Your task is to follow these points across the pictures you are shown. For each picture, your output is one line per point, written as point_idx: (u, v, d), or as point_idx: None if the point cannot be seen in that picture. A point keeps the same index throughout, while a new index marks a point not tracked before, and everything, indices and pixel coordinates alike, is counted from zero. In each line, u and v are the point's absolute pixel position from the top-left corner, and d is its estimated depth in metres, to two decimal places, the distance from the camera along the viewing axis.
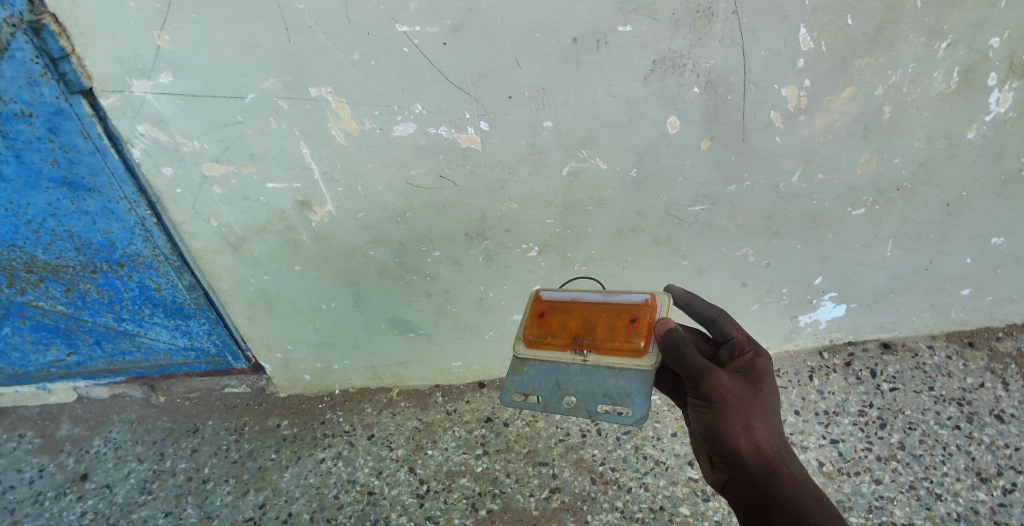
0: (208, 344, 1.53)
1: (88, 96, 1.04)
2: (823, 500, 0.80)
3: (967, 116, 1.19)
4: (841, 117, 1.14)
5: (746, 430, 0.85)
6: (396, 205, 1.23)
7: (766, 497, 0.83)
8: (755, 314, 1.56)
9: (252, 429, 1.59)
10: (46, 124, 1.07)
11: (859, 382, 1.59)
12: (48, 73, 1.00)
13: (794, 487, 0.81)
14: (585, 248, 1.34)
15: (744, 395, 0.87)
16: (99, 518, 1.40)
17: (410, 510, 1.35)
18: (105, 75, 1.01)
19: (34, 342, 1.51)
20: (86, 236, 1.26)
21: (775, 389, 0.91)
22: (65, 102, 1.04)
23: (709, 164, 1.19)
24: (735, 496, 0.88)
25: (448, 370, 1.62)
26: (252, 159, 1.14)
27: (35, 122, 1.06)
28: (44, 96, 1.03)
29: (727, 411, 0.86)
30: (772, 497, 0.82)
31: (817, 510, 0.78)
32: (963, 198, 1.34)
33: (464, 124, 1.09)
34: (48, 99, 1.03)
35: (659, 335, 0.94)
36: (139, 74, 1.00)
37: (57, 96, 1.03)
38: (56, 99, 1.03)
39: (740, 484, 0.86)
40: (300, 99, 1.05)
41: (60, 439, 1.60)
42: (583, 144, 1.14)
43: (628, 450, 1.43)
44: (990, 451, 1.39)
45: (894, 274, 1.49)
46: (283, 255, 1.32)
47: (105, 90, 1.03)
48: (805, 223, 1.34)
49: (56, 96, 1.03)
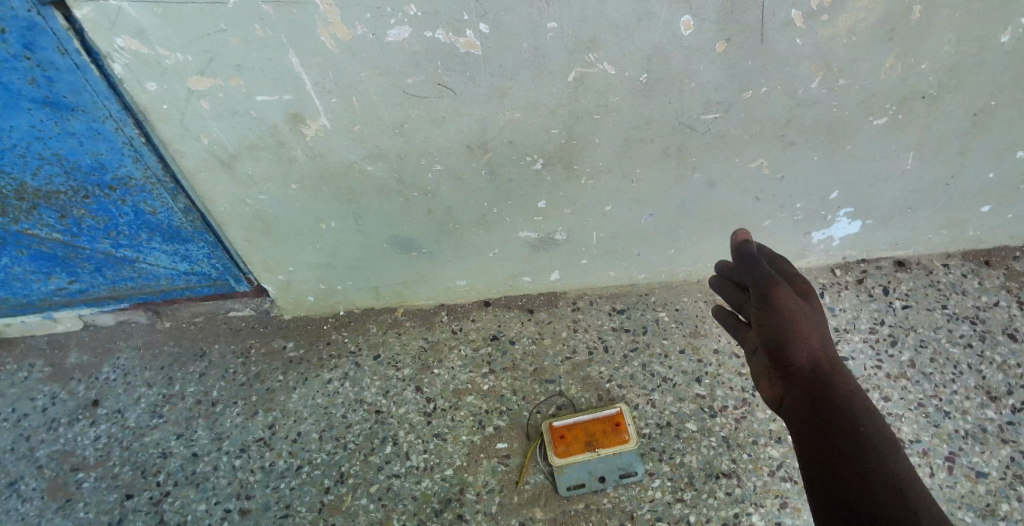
0: (209, 268, 1.52)
1: (62, 7, 0.95)
2: (898, 456, 0.64)
3: (1003, 17, 1.09)
4: (867, 16, 1.05)
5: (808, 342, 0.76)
6: (392, 117, 1.17)
7: (865, 478, 0.61)
8: (765, 231, 1.53)
9: (257, 352, 1.59)
10: (21, 40, 0.98)
11: (871, 299, 1.57)
12: None
13: (870, 432, 0.66)
14: (592, 160, 1.29)
15: (808, 316, 0.79)
16: (113, 442, 1.43)
17: (418, 428, 1.39)
18: None
19: (34, 271, 1.49)
20: (75, 159, 1.21)
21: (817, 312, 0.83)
22: (37, 14, 0.95)
23: (723, 69, 1.12)
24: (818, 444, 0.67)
25: (452, 288, 1.62)
26: (238, 71, 1.06)
27: (9, 38, 0.98)
28: (15, 9, 0.94)
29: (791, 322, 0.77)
30: (872, 476, 0.61)
31: (893, 460, 0.63)
32: (990, 108, 1.27)
33: (462, 27, 1.01)
34: (19, 12, 0.94)
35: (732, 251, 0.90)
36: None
37: (28, 9, 0.94)
38: (28, 12, 0.94)
39: (804, 422, 0.70)
40: (285, 3, 0.95)
41: (70, 367, 1.61)
42: (589, 47, 1.06)
43: (634, 367, 1.46)
44: (1002, 370, 1.38)
45: (910, 189, 1.45)
46: (279, 174, 1.28)
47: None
48: (822, 132, 1.28)
49: (28, 8, 0.94)
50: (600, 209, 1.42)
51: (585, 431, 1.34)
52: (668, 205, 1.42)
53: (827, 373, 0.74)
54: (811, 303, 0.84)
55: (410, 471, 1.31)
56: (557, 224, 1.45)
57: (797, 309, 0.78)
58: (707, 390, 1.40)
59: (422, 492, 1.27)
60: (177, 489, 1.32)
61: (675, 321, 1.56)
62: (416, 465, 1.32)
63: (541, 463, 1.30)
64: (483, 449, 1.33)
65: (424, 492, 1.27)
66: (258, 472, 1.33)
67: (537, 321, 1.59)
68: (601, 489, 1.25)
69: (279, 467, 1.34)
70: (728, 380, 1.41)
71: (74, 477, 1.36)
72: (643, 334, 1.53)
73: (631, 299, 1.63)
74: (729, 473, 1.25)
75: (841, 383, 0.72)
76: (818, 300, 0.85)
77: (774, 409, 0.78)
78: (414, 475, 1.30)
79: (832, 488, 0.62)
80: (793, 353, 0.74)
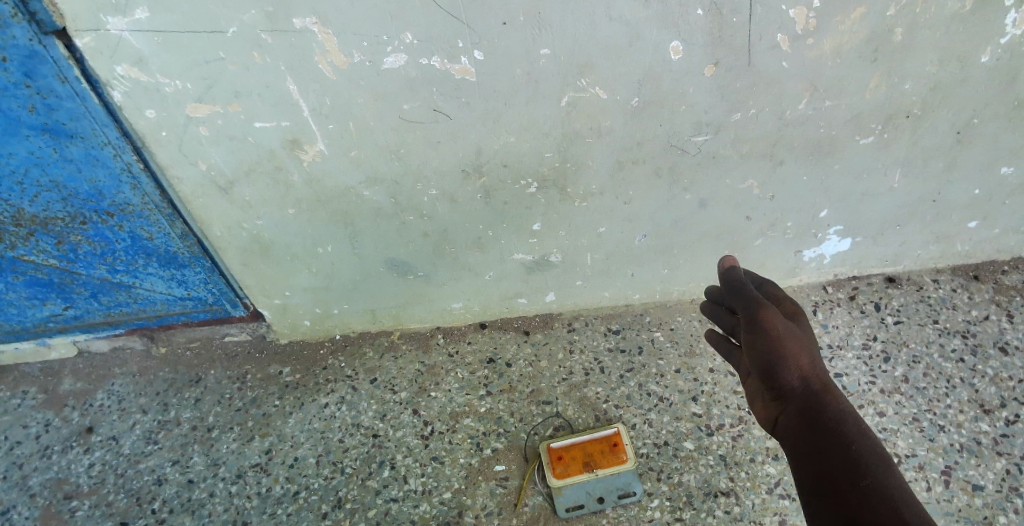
0: (205, 293, 1.52)
1: (63, 36, 0.96)
2: (893, 470, 0.65)
3: (981, 37, 1.12)
4: (851, 39, 1.08)
5: (798, 360, 0.77)
6: (389, 142, 1.18)
7: (860, 493, 0.62)
8: (758, 249, 1.54)
9: (254, 377, 1.59)
10: (21, 68, 0.99)
11: (864, 315, 1.58)
12: (18, 13, 0.92)
13: (863, 447, 0.67)
14: (585, 182, 1.31)
15: (796, 335, 0.81)
16: (107, 469, 1.41)
17: (416, 451, 1.38)
18: (78, 13, 0.92)
19: (30, 298, 1.49)
20: (73, 186, 1.21)
21: (809, 332, 0.85)
22: (38, 43, 0.96)
23: (713, 92, 1.14)
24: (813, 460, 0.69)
25: (448, 311, 1.63)
26: (237, 98, 1.07)
27: (9, 67, 0.98)
28: (16, 37, 0.95)
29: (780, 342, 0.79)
30: (866, 489, 0.62)
31: (887, 474, 0.64)
32: (973, 125, 1.30)
33: (456, 53, 1.03)
34: (20, 41, 0.95)
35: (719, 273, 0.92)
36: (113, 10, 0.92)
37: (30, 38, 0.95)
38: (29, 41, 0.95)
39: (800, 442, 0.71)
40: (283, 31, 0.97)
41: (63, 394, 1.60)
42: (582, 71, 1.08)
43: (631, 387, 1.47)
44: (994, 383, 1.40)
45: (899, 205, 1.47)
46: (276, 199, 1.29)
47: (79, 29, 0.94)
48: (812, 152, 1.30)
49: (29, 38, 0.95)
50: (594, 230, 1.43)
51: (583, 452, 1.33)
52: (662, 225, 1.44)
53: (817, 390, 0.75)
54: (799, 322, 0.87)
55: (409, 494, 1.30)
56: (552, 245, 1.46)
57: (785, 330, 0.80)
58: (703, 408, 1.40)
59: (421, 516, 1.26)
60: (172, 516, 1.31)
61: (670, 341, 1.57)
62: (414, 489, 1.31)
63: (539, 484, 1.30)
64: (481, 471, 1.33)
65: (423, 516, 1.26)
66: (254, 498, 1.33)
67: (534, 342, 1.61)
68: (599, 509, 1.25)
69: (276, 493, 1.33)
70: (724, 399, 1.42)
71: (68, 506, 1.35)
72: (638, 353, 1.54)
73: (626, 319, 1.64)
74: (727, 492, 1.25)
75: (832, 400, 0.74)
76: (806, 319, 0.87)
77: (771, 430, 0.79)
78: (412, 498, 1.29)
79: (831, 506, 0.63)
80: (782, 372, 0.76)
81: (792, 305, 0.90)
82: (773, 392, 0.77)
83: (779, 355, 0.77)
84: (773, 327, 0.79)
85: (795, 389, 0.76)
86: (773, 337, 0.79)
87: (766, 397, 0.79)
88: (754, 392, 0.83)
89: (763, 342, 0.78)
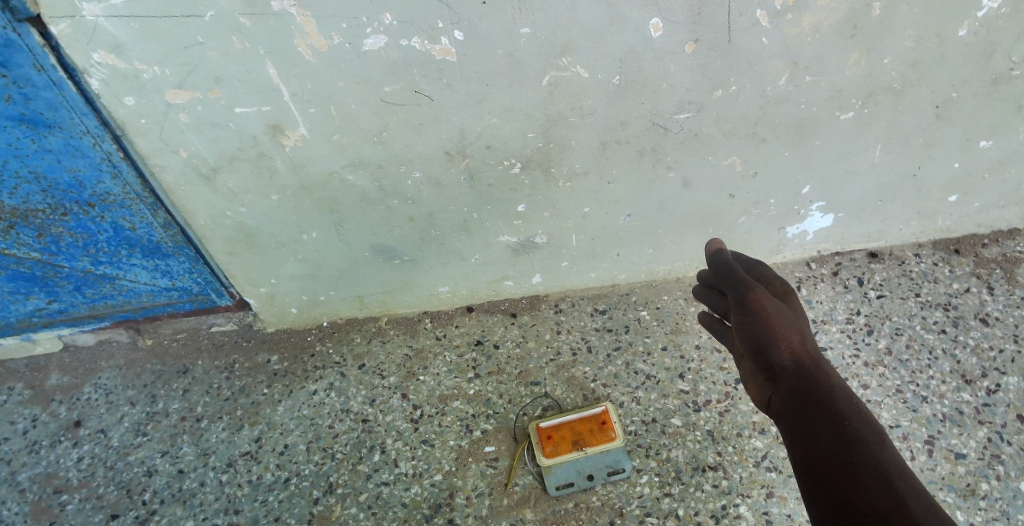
0: (190, 283, 1.51)
1: (37, 24, 0.94)
2: (887, 446, 0.65)
3: (959, 11, 1.13)
4: (829, 15, 1.08)
5: (789, 339, 0.80)
6: (371, 126, 1.18)
7: (853, 472, 0.62)
8: (742, 228, 1.56)
9: (242, 366, 1.58)
10: None
11: (847, 290, 1.60)
12: None
13: (857, 425, 0.68)
14: (569, 163, 1.31)
15: (786, 317, 0.84)
16: (96, 463, 1.41)
17: (406, 435, 1.39)
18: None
19: (12, 293, 1.47)
20: (53, 177, 1.19)
21: (802, 314, 0.87)
22: (12, 32, 0.94)
23: (693, 69, 1.14)
24: (803, 441, 0.69)
25: (435, 295, 1.63)
26: (217, 83, 1.06)
27: None
28: None
29: (770, 322, 0.82)
30: (859, 468, 0.62)
31: (881, 449, 0.65)
32: (952, 100, 1.31)
33: (437, 34, 1.02)
34: None
35: (712, 261, 0.97)
36: None
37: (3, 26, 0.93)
38: (3, 29, 0.93)
39: (791, 424, 0.72)
40: (262, 14, 0.96)
41: (50, 389, 1.58)
42: (563, 51, 1.08)
43: (619, 366, 1.48)
44: (975, 353, 1.43)
45: (881, 181, 1.49)
46: (259, 186, 1.28)
47: (54, 15, 0.92)
48: (793, 130, 1.31)
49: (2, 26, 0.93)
50: (579, 211, 1.44)
51: (572, 431, 1.35)
52: (645, 205, 1.44)
53: (809, 368, 0.76)
54: (791, 304, 0.88)
55: (400, 478, 1.31)
56: (537, 227, 1.47)
57: (773, 310, 0.84)
58: (690, 385, 1.42)
59: (412, 499, 1.27)
60: (164, 507, 1.31)
61: (656, 319, 1.58)
62: (405, 472, 1.32)
63: (529, 464, 1.31)
64: (471, 453, 1.34)
65: (414, 498, 1.27)
66: (245, 486, 1.33)
67: (521, 324, 1.61)
68: (589, 487, 1.26)
69: (266, 480, 1.33)
70: (711, 375, 1.43)
71: (58, 500, 1.34)
72: (625, 332, 1.56)
73: (612, 299, 1.65)
74: (715, 466, 1.27)
75: (824, 379, 0.75)
76: (796, 300, 0.89)
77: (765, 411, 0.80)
78: (404, 481, 1.30)
79: (822, 486, 0.63)
80: (773, 353, 0.79)
81: (787, 287, 0.91)
82: (765, 373, 0.79)
83: (768, 335, 0.80)
84: (760, 306, 0.83)
85: (786, 369, 0.77)
86: (764, 319, 0.82)
87: (759, 379, 0.80)
88: (749, 376, 0.84)
89: (753, 323, 0.82)
